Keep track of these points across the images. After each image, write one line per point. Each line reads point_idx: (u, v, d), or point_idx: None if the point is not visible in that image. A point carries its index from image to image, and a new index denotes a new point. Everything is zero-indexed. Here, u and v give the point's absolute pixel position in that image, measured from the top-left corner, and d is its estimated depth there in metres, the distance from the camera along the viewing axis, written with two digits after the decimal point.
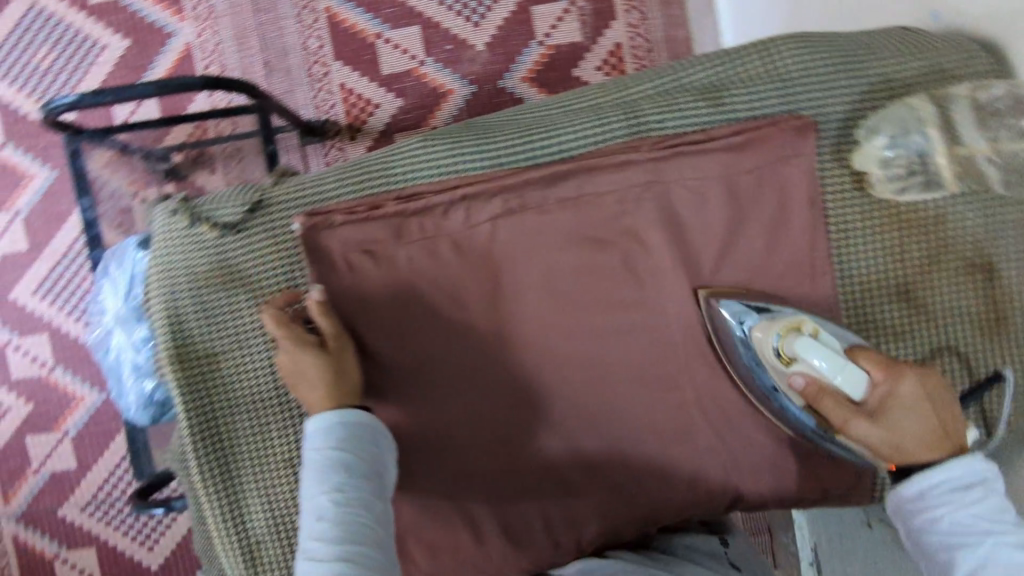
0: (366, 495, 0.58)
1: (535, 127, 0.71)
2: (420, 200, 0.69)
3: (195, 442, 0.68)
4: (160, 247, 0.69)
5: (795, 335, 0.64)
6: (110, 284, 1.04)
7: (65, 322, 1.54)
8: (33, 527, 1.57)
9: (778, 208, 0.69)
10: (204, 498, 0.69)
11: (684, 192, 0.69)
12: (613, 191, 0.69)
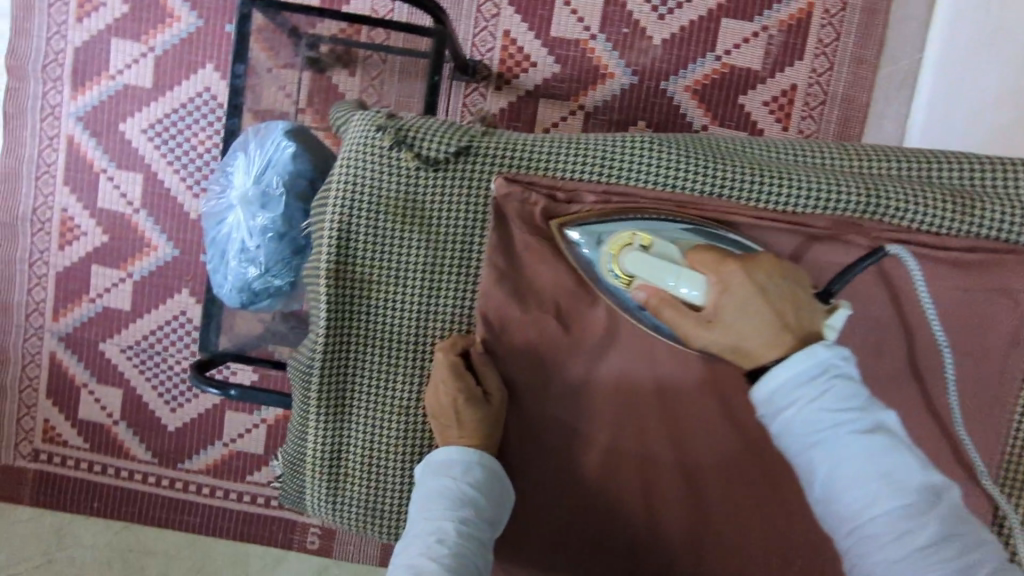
0: (483, 538, 0.58)
1: (761, 166, 0.65)
2: (620, 201, 0.64)
3: (324, 360, 0.66)
4: (351, 158, 0.66)
5: (630, 250, 0.60)
6: (243, 161, 1.02)
7: (163, 170, 1.53)
8: (72, 351, 1.59)
9: (979, 336, 0.64)
10: (312, 415, 0.67)
11: (888, 288, 0.64)
12: (817, 261, 0.64)
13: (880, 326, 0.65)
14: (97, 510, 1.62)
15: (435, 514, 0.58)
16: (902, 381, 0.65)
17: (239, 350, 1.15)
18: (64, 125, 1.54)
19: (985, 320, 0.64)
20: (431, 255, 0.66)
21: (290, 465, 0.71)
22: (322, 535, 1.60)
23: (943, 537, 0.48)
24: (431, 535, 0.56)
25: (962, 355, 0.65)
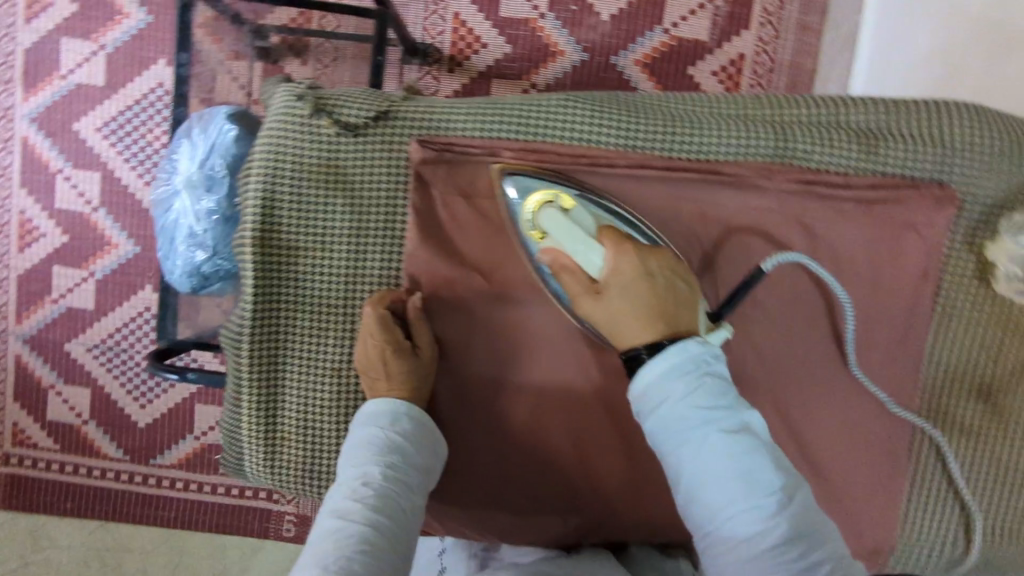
0: (408, 482, 0.59)
1: (674, 117, 0.67)
2: (537, 156, 0.66)
3: (253, 327, 0.68)
4: (271, 127, 0.67)
5: (551, 210, 0.61)
6: (188, 147, 1.02)
7: (120, 167, 1.53)
8: (37, 353, 1.59)
9: (888, 271, 0.66)
10: (245, 381, 0.69)
11: (801, 230, 0.66)
12: (728, 206, 0.66)
13: (793, 266, 0.66)
14: (71, 510, 1.62)
15: (362, 459, 0.59)
16: (818, 319, 0.67)
17: (196, 338, 1.15)
18: (17, 127, 1.53)
19: (894, 256, 0.66)
20: (354, 220, 0.67)
21: (228, 433, 0.72)
22: (297, 523, 1.61)
23: (783, 543, 0.48)
24: (356, 477, 0.58)
25: (874, 291, 0.66)
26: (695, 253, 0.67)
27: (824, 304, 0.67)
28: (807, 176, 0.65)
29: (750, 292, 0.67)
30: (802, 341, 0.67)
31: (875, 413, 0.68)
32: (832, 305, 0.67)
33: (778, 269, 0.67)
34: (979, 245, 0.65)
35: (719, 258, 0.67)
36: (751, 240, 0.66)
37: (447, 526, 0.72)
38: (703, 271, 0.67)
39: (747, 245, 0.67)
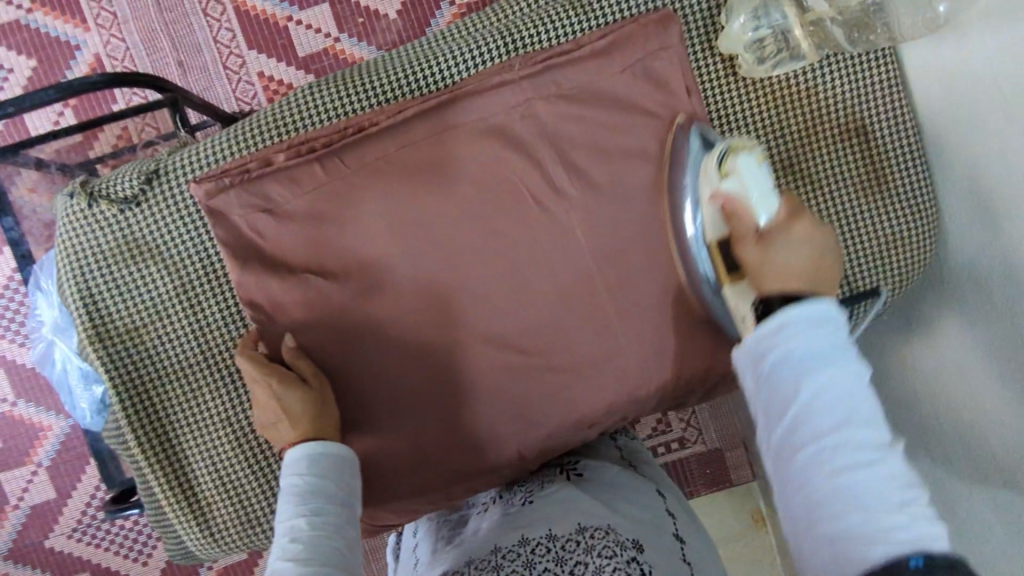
0: (337, 519, 0.58)
1: (414, 62, 0.73)
2: (308, 148, 0.70)
3: (130, 416, 0.69)
4: (61, 234, 0.69)
5: (748, 156, 0.65)
6: (44, 297, 1.04)
7: (19, 353, 1.52)
8: (23, 563, 1.56)
9: (656, 101, 0.71)
10: (148, 469, 0.70)
11: (564, 104, 0.70)
12: (495, 110, 0.70)
13: (575, 135, 0.71)
14: None
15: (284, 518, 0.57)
16: (621, 170, 0.71)
17: None
18: None
19: (652, 91, 0.71)
20: (174, 279, 0.70)
21: (161, 523, 0.74)
22: None
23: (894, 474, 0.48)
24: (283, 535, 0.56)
25: (653, 124, 0.71)
26: (486, 166, 0.70)
27: (618, 158, 0.71)
28: (541, 57, 0.70)
29: (553, 174, 0.71)
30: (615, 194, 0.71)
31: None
32: (624, 155, 0.71)
33: (563, 145, 0.71)
34: (712, 44, 0.73)
35: (509, 158, 0.70)
36: (529, 131, 0.70)
37: (396, 506, 0.75)
38: (503, 176, 0.70)
39: (528, 136, 0.70)
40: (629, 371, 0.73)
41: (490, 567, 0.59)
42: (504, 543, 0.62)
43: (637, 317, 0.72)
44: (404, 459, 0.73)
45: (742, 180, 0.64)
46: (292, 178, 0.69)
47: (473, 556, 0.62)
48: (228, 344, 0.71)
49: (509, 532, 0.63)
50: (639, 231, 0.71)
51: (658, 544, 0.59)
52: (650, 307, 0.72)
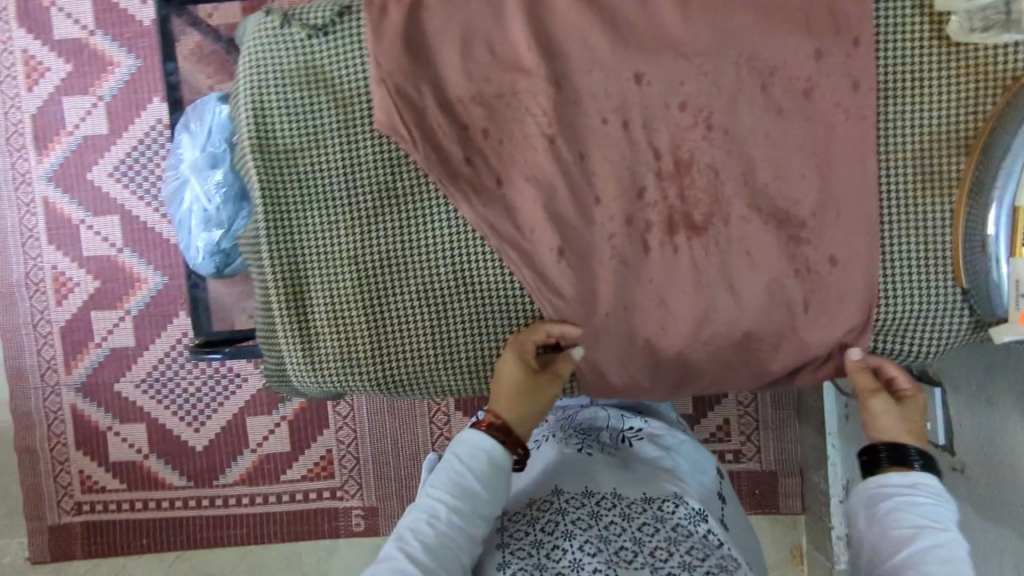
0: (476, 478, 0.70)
1: None
2: (493, 7, 0.72)
3: (270, 232, 0.74)
4: (250, 46, 0.73)
5: None
6: (189, 137, 1.09)
7: (137, 205, 1.62)
8: (90, 399, 1.66)
9: (850, 50, 0.70)
10: (273, 286, 0.75)
11: (755, 31, 0.70)
12: (682, 24, 0.70)
13: (757, 70, 0.70)
14: (149, 545, 1.67)
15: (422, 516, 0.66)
16: (791, 115, 0.71)
17: (230, 330, 1.23)
18: (37, 189, 1.62)
19: (843, 18, 0.70)
20: (338, 117, 0.73)
21: (268, 341, 0.78)
22: (365, 516, 1.63)
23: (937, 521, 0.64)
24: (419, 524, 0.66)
25: (835, 73, 0.70)
26: (657, 79, 0.71)
27: (784, 77, 0.70)
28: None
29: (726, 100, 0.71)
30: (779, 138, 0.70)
31: (847, 177, 0.71)
32: (788, 75, 0.70)
33: (740, 79, 0.71)
34: (927, 3, 0.70)
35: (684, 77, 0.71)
36: (711, 51, 0.70)
37: (477, 372, 0.76)
38: (675, 93, 0.71)
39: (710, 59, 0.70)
40: (746, 316, 0.73)
41: (554, 508, 0.74)
42: (567, 488, 0.76)
43: (756, 247, 0.72)
44: (500, 320, 0.76)
45: None
46: (467, 34, 0.71)
47: (534, 495, 0.78)
48: (372, 185, 0.73)
49: (567, 476, 0.79)
50: (789, 160, 0.71)
51: (704, 497, 0.81)
52: (784, 256, 0.72)
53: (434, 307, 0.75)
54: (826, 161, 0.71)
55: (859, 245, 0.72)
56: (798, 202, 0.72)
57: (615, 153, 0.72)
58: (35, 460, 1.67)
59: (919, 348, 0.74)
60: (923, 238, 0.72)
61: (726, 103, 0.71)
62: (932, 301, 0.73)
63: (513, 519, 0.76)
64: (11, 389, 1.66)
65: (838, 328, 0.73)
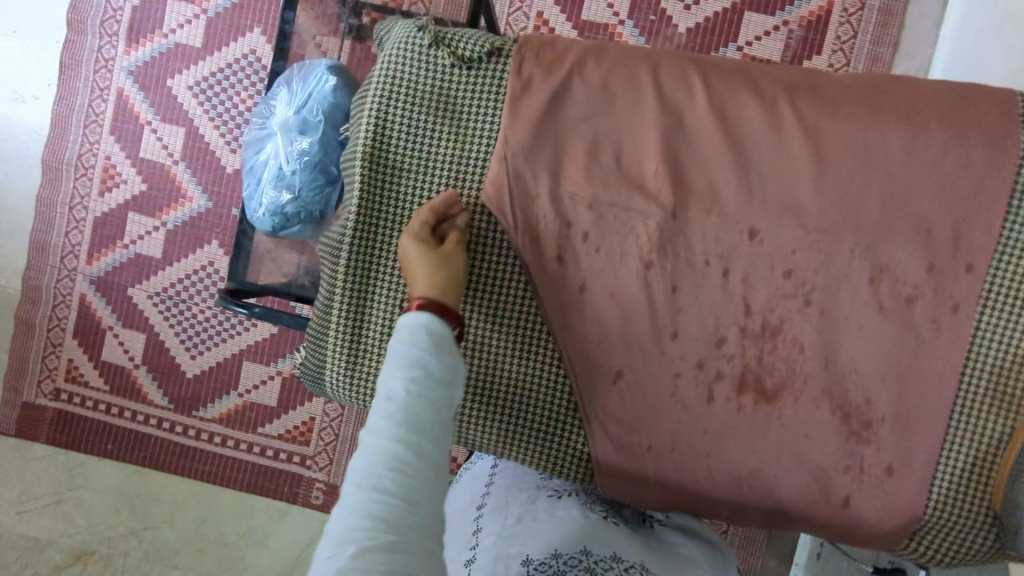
0: (433, 392, 0.58)
1: (772, 77, 0.72)
2: (636, 109, 0.71)
3: (354, 238, 0.74)
4: (388, 54, 0.72)
5: None
6: (287, 95, 1.09)
7: (205, 125, 1.61)
8: (101, 294, 1.66)
9: (966, 267, 0.69)
10: (340, 291, 0.74)
11: (881, 218, 0.69)
12: (815, 186, 0.69)
13: (871, 258, 0.69)
14: (112, 452, 1.67)
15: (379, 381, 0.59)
16: (890, 311, 0.70)
17: (264, 286, 1.23)
18: (115, 78, 1.62)
19: (966, 240, 0.69)
20: (455, 151, 0.72)
21: (315, 344, 0.78)
22: (325, 492, 1.63)
23: None
24: (380, 394, 0.58)
25: (944, 285, 0.69)
26: (771, 233, 0.70)
27: (895, 281, 0.70)
28: (885, 116, 0.69)
29: (831, 277, 0.70)
30: (869, 330, 0.70)
31: (923, 387, 0.70)
32: (897, 277, 0.69)
33: (852, 259, 0.69)
34: None
35: (798, 240, 0.70)
36: (834, 223, 0.69)
37: (507, 432, 0.78)
38: (784, 252, 0.70)
39: (829, 231, 0.69)
40: (781, 486, 0.73)
41: (581, 566, 0.68)
42: (596, 550, 0.71)
43: (813, 427, 0.72)
44: (544, 391, 0.77)
45: None
46: (600, 132, 0.71)
47: (561, 547, 0.70)
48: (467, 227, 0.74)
49: (595, 540, 0.73)
50: (872, 358, 0.70)
51: None
52: (835, 441, 0.72)
53: (487, 356, 0.76)
54: (907, 367, 0.70)
55: (913, 457, 0.71)
56: (871, 398, 0.71)
57: (707, 295, 0.72)
58: (31, 334, 1.67)
59: (940, 555, 0.72)
60: (979, 451, 0.70)
61: (830, 282, 0.70)
62: (964, 519, 0.71)
63: (540, 568, 0.67)
64: (29, 260, 1.66)
65: (870, 525, 0.72)
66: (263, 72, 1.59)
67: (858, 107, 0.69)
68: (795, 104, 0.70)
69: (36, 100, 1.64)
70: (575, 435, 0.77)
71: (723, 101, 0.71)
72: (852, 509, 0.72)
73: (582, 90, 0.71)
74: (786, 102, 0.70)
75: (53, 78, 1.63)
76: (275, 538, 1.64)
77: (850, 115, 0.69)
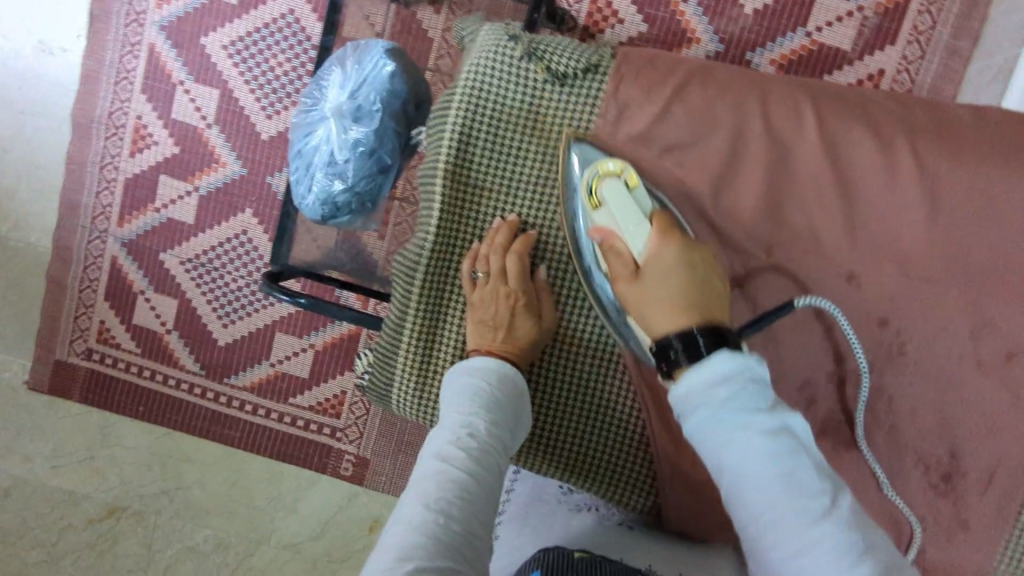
0: (493, 439, 0.68)
1: (875, 116, 0.71)
2: (737, 145, 0.71)
3: (435, 242, 0.78)
4: (475, 65, 0.74)
5: (613, 181, 0.70)
6: (340, 75, 1.03)
7: (241, 88, 1.55)
8: (133, 258, 1.64)
9: None
10: (418, 291, 0.79)
11: (983, 270, 0.69)
12: (915, 233, 0.69)
13: (967, 311, 0.70)
14: (144, 414, 1.69)
15: (453, 416, 0.69)
16: (982, 364, 0.70)
17: (306, 267, 1.21)
18: (147, 33, 1.55)
19: None
20: (541, 165, 0.76)
21: (383, 356, 0.81)
22: (355, 464, 1.64)
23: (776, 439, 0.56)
24: (455, 427, 0.67)
25: None
26: (869, 277, 0.70)
27: (988, 336, 0.70)
28: (1009, 165, 0.68)
29: (924, 325, 0.70)
30: (960, 380, 0.71)
31: (1007, 441, 0.71)
32: (999, 333, 0.70)
33: (948, 308, 0.70)
34: None
35: (895, 286, 0.70)
36: (933, 272, 0.69)
37: (569, 442, 0.81)
38: (878, 297, 0.70)
39: (925, 280, 0.69)
40: None
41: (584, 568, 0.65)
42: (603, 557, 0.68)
43: (889, 468, 0.73)
44: (614, 411, 0.80)
45: (611, 211, 0.70)
46: (700, 164, 0.72)
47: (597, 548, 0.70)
48: (547, 240, 0.78)
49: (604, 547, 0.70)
50: (967, 413, 0.71)
51: None
52: (911, 485, 0.73)
53: (553, 368, 0.80)
54: (995, 420, 0.71)
55: (988, 505, 0.72)
56: (953, 448, 0.72)
57: (794, 334, 0.72)
58: (62, 294, 1.66)
59: None
60: None
61: (927, 330, 0.70)
62: None
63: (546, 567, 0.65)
64: (60, 219, 1.63)
65: (942, 566, 0.73)
66: (302, 35, 1.52)
67: (981, 156, 0.69)
68: (912, 146, 0.69)
69: (65, 52, 1.58)
70: (641, 454, 0.80)
71: (829, 138, 0.70)
72: (924, 552, 0.73)
73: (686, 118, 0.72)
74: (904, 143, 0.70)
75: (81, 30, 1.56)
76: (304, 503, 1.66)
77: (971, 163, 0.69)
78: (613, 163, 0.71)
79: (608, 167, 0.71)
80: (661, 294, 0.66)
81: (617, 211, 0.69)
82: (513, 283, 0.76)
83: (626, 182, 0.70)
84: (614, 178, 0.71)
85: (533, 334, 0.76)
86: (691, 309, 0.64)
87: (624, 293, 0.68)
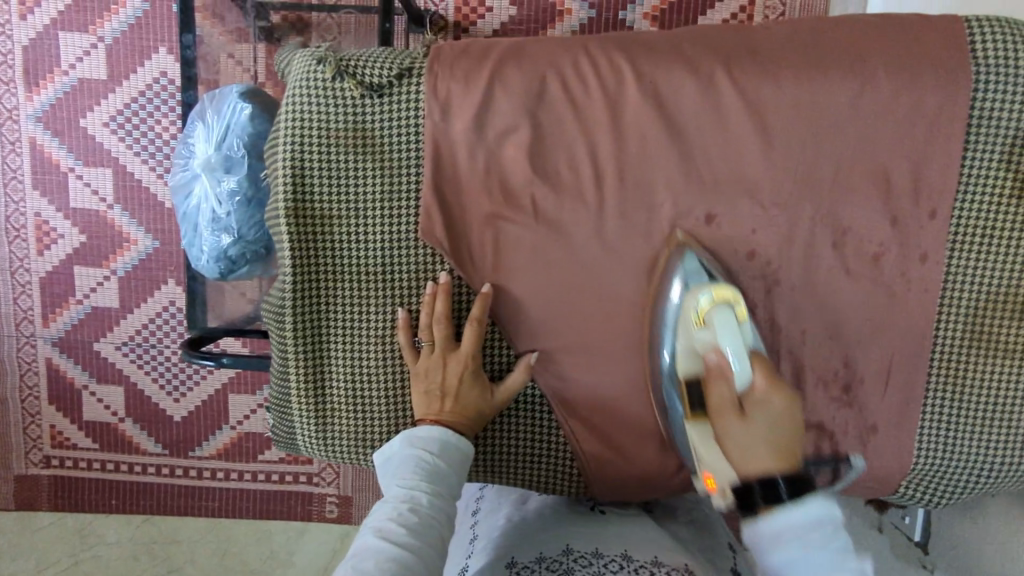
0: (438, 508, 0.64)
1: (691, 57, 0.73)
2: (567, 116, 0.73)
3: (296, 282, 0.76)
4: (293, 97, 0.74)
5: (725, 308, 0.68)
6: (203, 129, 1.01)
7: (133, 161, 1.52)
8: (67, 355, 1.60)
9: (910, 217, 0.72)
10: (291, 332, 0.77)
11: (823, 180, 0.71)
12: (751, 161, 0.71)
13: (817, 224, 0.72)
14: (118, 506, 1.65)
15: (395, 489, 0.65)
16: (846, 270, 0.73)
17: (229, 326, 1.18)
18: (24, 128, 1.51)
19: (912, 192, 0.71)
20: (381, 180, 0.75)
21: (281, 404, 0.81)
22: (339, 504, 1.63)
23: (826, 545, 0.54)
24: (396, 502, 0.63)
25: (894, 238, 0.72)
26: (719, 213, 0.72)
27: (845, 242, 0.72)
28: (829, 74, 0.70)
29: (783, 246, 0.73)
30: (830, 290, 0.73)
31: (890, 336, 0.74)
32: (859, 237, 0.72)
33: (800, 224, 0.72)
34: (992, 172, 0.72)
35: (742, 217, 0.72)
36: (778, 195, 0.72)
37: (502, 450, 0.81)
38: (732, 231, 0.73)
39: (770, 203, 0.72)
40: None
41: (563, 568, 0.66)
42: (577, 547, 0.69)
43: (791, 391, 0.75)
44: (529, 405, 0.80)
45: (716, 338, 0.66)
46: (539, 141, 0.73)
47: (573, 543, 0.70)
48: (407, 255, 0.76)
49: (578, 538, 0.71)
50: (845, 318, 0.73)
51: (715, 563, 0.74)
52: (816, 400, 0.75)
53: None
54: (872, 318, 0.73)
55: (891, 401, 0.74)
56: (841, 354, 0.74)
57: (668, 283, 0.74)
58: (5, 408, 1.62)
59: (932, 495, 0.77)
60: (954, 388, 0.75)
61: (790, 250, 0.73)
62: (948, 455, 0.76)
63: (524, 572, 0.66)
64: None
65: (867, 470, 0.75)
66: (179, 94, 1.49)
67: (798, 70, 0.70)
68: (732, 78, 0.71)
69: None
70: (559, 436, 0.80)
71: (649, 90, 0.72)
72: (847, 463, 0.75)
73: (512, 100, 0.73)
74: (724, 78, 0.71)
75: None
76: (299, 555, 1.61)
77: (788, 81, 0.70)
78: (730, 291, 0.69)
79: (725, 293, 0.69)
80: (756, 440, 0.59)
81: (722, 336, 0.66)
82: (454, 351, 0.75)
83: (737, 311, 0.68)
84: (728, 305, 0.68)
85: (481, 401, 0.74)
86: (791, 454, 0.58)
87: (730, 426, 0.61)
